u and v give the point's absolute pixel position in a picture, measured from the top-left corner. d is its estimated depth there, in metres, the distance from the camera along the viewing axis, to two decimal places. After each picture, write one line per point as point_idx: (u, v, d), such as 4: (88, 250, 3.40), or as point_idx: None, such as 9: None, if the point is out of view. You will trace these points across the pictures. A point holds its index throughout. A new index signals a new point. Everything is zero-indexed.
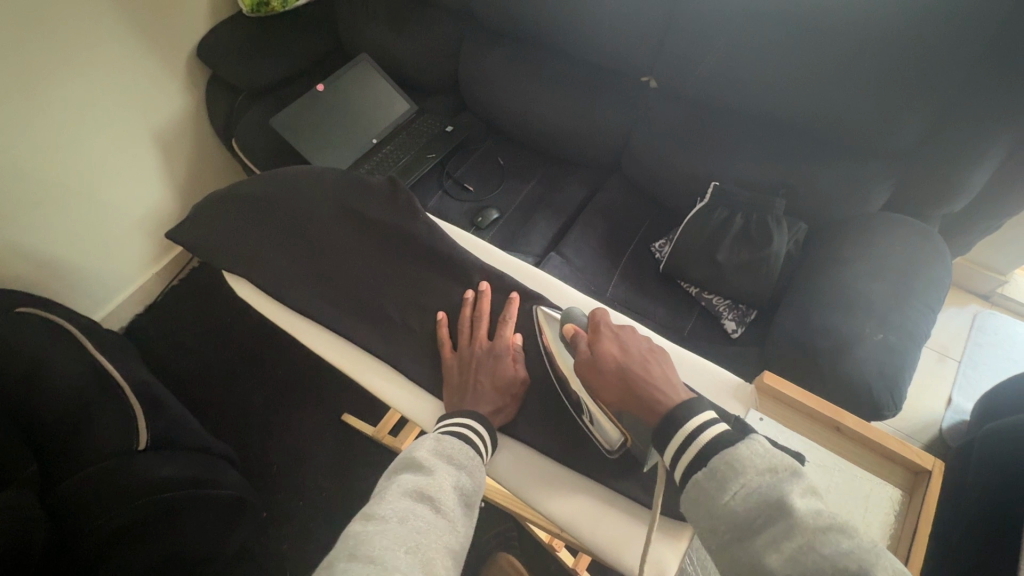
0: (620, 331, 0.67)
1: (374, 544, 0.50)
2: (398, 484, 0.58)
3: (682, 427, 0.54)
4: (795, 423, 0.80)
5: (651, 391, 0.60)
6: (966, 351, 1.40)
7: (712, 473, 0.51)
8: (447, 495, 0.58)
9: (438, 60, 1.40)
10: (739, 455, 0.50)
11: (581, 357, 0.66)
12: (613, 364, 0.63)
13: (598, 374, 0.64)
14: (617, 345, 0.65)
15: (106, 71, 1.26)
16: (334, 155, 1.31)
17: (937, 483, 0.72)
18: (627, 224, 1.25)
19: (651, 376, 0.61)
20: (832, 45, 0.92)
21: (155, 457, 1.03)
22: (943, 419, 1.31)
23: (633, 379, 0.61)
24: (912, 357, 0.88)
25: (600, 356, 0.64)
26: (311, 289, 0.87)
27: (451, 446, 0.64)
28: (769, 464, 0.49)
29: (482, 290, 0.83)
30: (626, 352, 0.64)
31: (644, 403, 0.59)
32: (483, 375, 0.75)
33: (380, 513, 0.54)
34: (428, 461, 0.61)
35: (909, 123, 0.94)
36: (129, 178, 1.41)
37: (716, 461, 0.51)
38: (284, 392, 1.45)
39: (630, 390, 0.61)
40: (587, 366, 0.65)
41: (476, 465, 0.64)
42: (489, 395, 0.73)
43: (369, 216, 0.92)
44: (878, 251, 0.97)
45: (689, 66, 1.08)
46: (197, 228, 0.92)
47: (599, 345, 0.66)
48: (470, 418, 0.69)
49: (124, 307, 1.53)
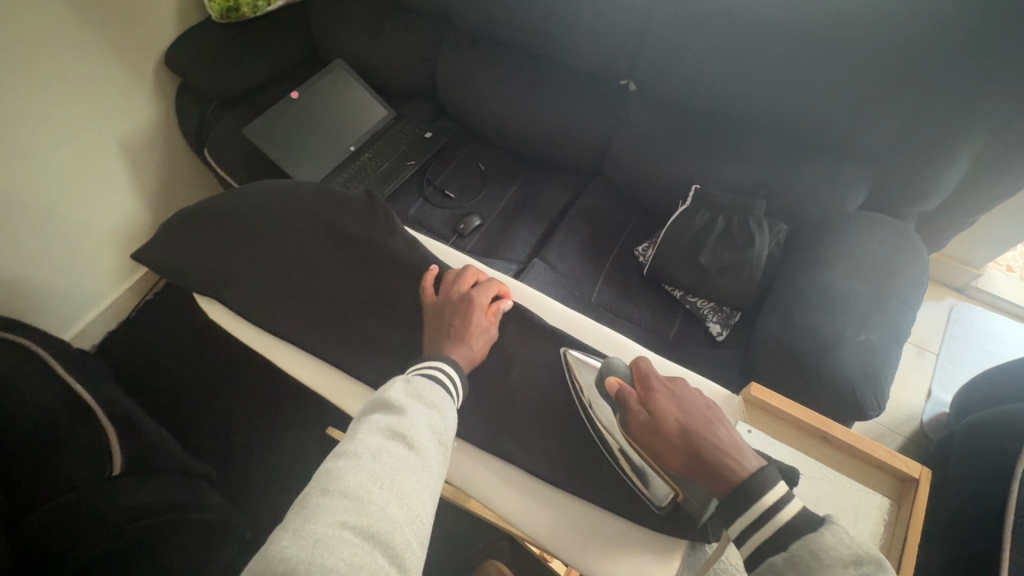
0: (671, 387, 0.67)
1: (347, 479, 0.52)
2: (369, 424, 0.58)
3: (758, 502, 0.54)
4: (783, 435, 0.81)
5: (720, 456, 0.59)
6: (943, 344, 1.42)
7: (792, 561, 0.51)
8: (419, 432, 0.59)
9: (415, 65, 1.38)
10: (821, 542, 0.50)
11: (640, 420, 0.64)
12: (675, 426, 0.62)
13: (661, 436, 0.62)
14: (674, 403, 0.65)
15: (69, 80, 1.22)
16: (311, 164, 1.28)
17: (924, 492, 0.73)
18: (610, 228, 1.24)
19: (716, 437, 0.60)
20: (807, 46, 0.93)
21: (133, 483, 1.00)
22: (923, 412, 1.33)
23: (700, 442, 0.60)
24: (894, 357, 0.88)
25: (661, 417, 0.63)
26: (288, 309, 0.85)
27: (422, 388, 0.64)
28: (853, 554, 0.49)
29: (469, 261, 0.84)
30: (685, 411, 0.63)
31: (715, 471, 0.58)
32: (458, 322, 0.76)
33: (351, 449, 0.55)
34: (400, 401, 0.61)
35: (885, 124, 0.95)
36: (98, 192, 1.36)
37: (797, 547, 0.51)
38: (268, 407, 1.42)
39: (697, 456, 0.60)
40: (647, 429, 0.63)
41: (447, 405, 0.65)
42: (462, 339, 0.75)
43: (346, 233, 0.90)
44: (859, 251, 0.98)
45: (666, 69, 1.08)
46: (168, 250, 0.89)
47: (657, 405, 0.64)
48: (445, 362, 0.70)
49: (96, 324, 1.48)
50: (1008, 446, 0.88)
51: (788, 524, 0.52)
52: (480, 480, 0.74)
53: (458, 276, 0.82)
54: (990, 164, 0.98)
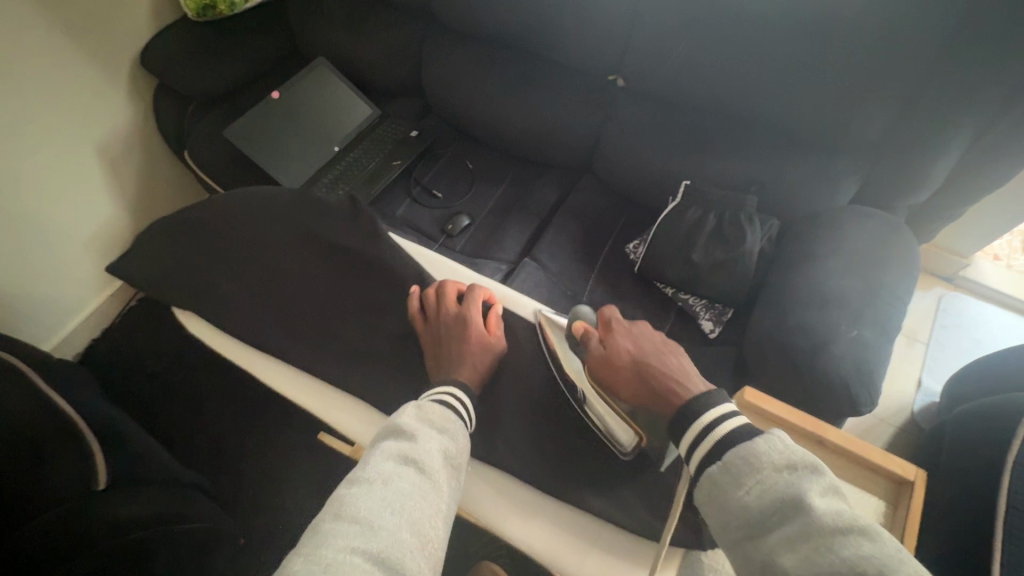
0: (629, 327, 0.73)
1: (359, 506, 0.51)
2: (381, 449, 0.58)
3: (697, 421, 0.57)
4: None
5: (665, 382, 0.64)
6: (933, 334, 1.43)
7: (727, 469, 0.53)
8: (430, 456, 0.58)
9: (399, 62, 1.35)
10: (754, 450, 0.52)
11: (596, 356, 0.70)
12: (628, 360, 0.68)
13: (613, 369, 0.68)
14: (629, 341, 0.71)
15: (41, 84, 1.18)
16: (295, 167, 1.25)
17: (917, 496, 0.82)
18: (601, 226, 1.23)
19: (666, 369, 0.66)
20: (797, 38, 0.91)
21: (120, 494, 0.97)
22: (914, 402, 1.34)
23: (648, 372, 0.66)
24: (886, 352, 0.88)
25: (614, 351, 0.69)
26: (273, 320, 0.83)
27: (434, 412, 0.63)
28: (786, 460, 0.51)
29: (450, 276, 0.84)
30: (639, 347, 0.69)
31: (659, 395, 0.64)
32: (459, 341, 0.75)
33: (363, 475, 0.54)
34: (411, 426, 0.61)
35: (876, 117, 0.94)
36: (75, 198, 1.32)
37: (731, 455, 0.53)
38: (257, 413, 1.40)
39: (646, 383, 0.66)
40: (602, 363, 0.69)
41: (459, 430, 0.63)
42: (467, 360, 0.73)
43: (330, 240, 0.88)
44: (850, 246, 0.98)
45: (655, 65, 1.06)
46: (148, 261, 0.87)
47: (613, 341, 0.71)
48: (454, 386, 0.68)
49: (79, 333, 1.45)
50: (996, 435, 0.88)
51: (727, 434, 0.55)
52: (471, 490, 0.73)
53: (440, 294, 0.80)
54: (979, 156, 0.98)
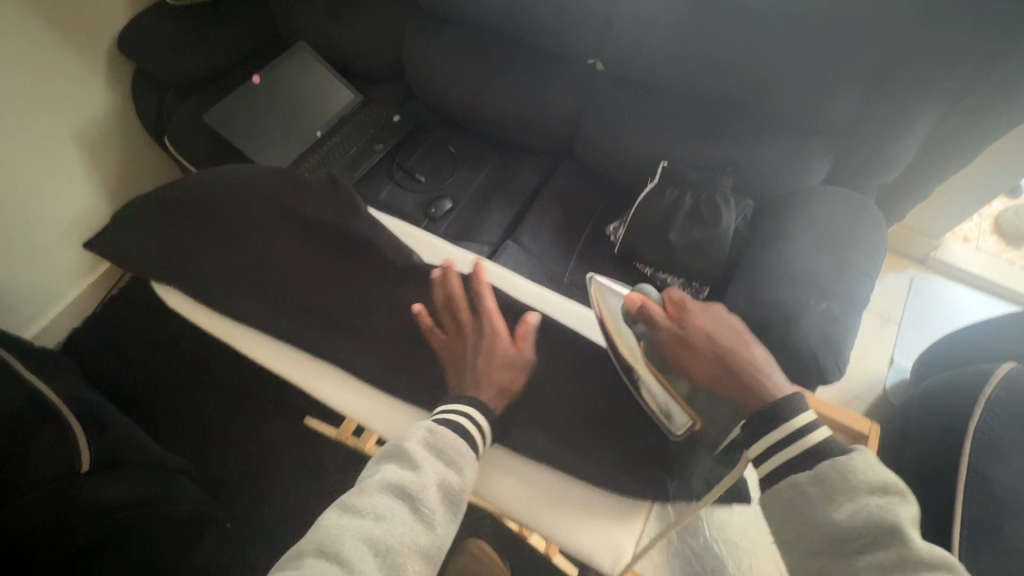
0: (705, 309, 0.69)
1: (344, 541, 0.55)
2: (381, 477, 0.62)
3: (789, 423, 0.55)
4: None
5: (750, 370, 0.61)
6: (905, 313, 1.48)
7: (815, 477, 0.53)
8: (427, 494, 0.60)
9: (381, 47, 1.35)
10: (851, 465, 0.52)
11: (669, 336, 0.67)
12: (706, 342, 0.65)
13: (692, 350, 0.65)
14: (708, 323, 0.67)
15: (16, 68, 1.16)
16: (278, 151, 1.25)
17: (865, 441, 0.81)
18: (581, 208, 1.25)
19: (750, 356, 0.63)
20: (768, 21, 0.93)
21: (104, 476, 0.97)
22: (887, 378, 1.38)
23: (733, 357, 0.63)
24: (853, 324, 0.91)
25: (694, 334, 0.66)
26: (254, 298, 0.85)
27: (445, 442, 0.65)
28: (881, 482, 0.51)
29: (447, 265, 0.83)
30: (718, 332, 0.66)
31: (742, 382, 0.61)
32: (483, 356, 0.76)
33: (357, 508, 0.58)
34: (416, 454, 0.63)
35: (845, 99, 0.97)
36: (54, 185, 1.31)
37: (824, 466, 0.53)
38: (242, 398, 1.41)
39: (727, 367, 0.62)
40: (674, 341, 0.66)
41: (468, 461, 0.65)
42: (493, 377, 0.75)
43: (309, 218, 0.89)
44: (819, 223, 1.01)
45: (633, 48, 1.08)
46: (128, 239, 0.88)
47: (692, 324, 0.67)
48: (467, 405, 0.69)
49: (60, 321, 1.43)
50: (957, 404, 0.92)
51: (818, 442, 0.54)
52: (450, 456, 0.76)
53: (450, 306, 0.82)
54: (943, 136, 1.01)
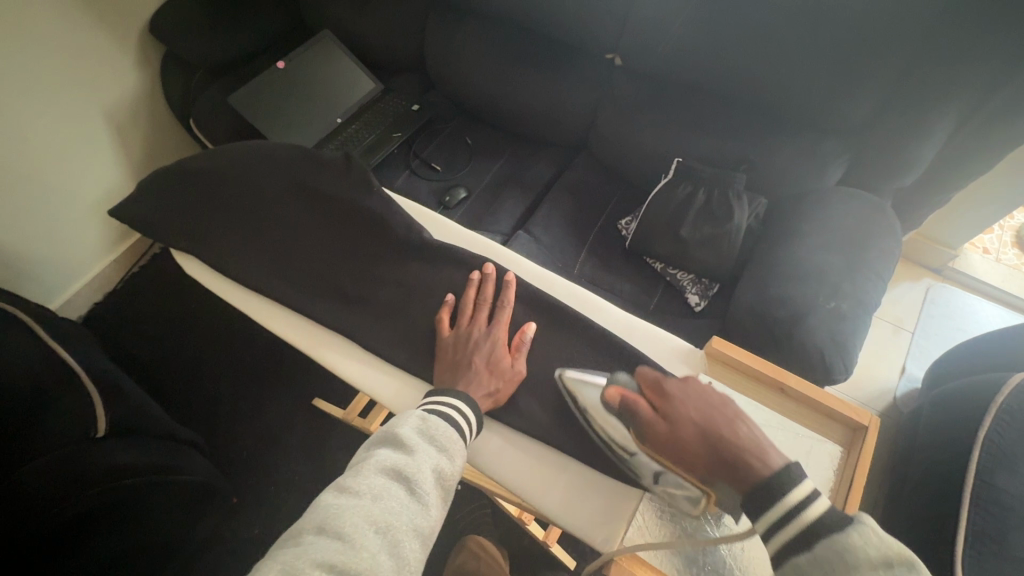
0: (684, 384, 0.61)
1: (344, 520, 0.54)
2: (376, 460, 0.61)
3: (781, 502, 0.50)
4: (744, 388, 0.77)
5: (740, 455, 0.53)
6: (919, 323, 1.46)
7: (816, 560, 0.47)
8: (423, 476, 0.61)
9: (402, 37, 1.38)
10: (848, 542, 0.46)
11: (653, 429, 0.60)
12: (695, 431, 0.57)
13: (676, 441, 0.57)
14: (689, 405, 0.59)
15: (49, 44, 1.20)
16: (298, 134, 1.28)
17: (871, 440, 0.70)
18: (594, 202, 1.25)
19: (736, 436, 0.55)
20: (787, 18, 0.93)
21: (115, 442, 1.00)
22: (897, 388, 1.37)
23: (718, 444, 0.55)
24: (861, 325, 0.91)
25: (675, 423, 0.58)
26: (271, 269, 0.87)
27: (437, 428, 0.66)
28: (885, 557, 0.45)
29: (487, 270, 0.83)
30: (701, 412, 0.58)
31: (740, 472, 0.53)
32: (477, 357, 0.77)
33: (354, 487, 0.58)
34: (410, 439, 0.64)
35: (864, 99, 0.96)
36: (82, 162, 1.35)
37: (821, 548, 0.47)
38: (252, 375, 1.43)
39: (724, 457, 0.54)
40: (665, 441, 0.58)
41: (459, 449, 0.66)
42: (481, 381, 0.75)
43: (324, 193, 0.91)
44: (832, 223, 1.00)
45: (650, 44, 1.09)
46: (151, 208, 0.91)
47: (671, 411, 0.59)
48: (457, 398, 0.71)
49: (83, 294, 1.48)
50: (967, 411, 0.91)
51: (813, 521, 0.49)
52: None
53: (473, 311, 0.82)
54: (964, 138, 1.00)
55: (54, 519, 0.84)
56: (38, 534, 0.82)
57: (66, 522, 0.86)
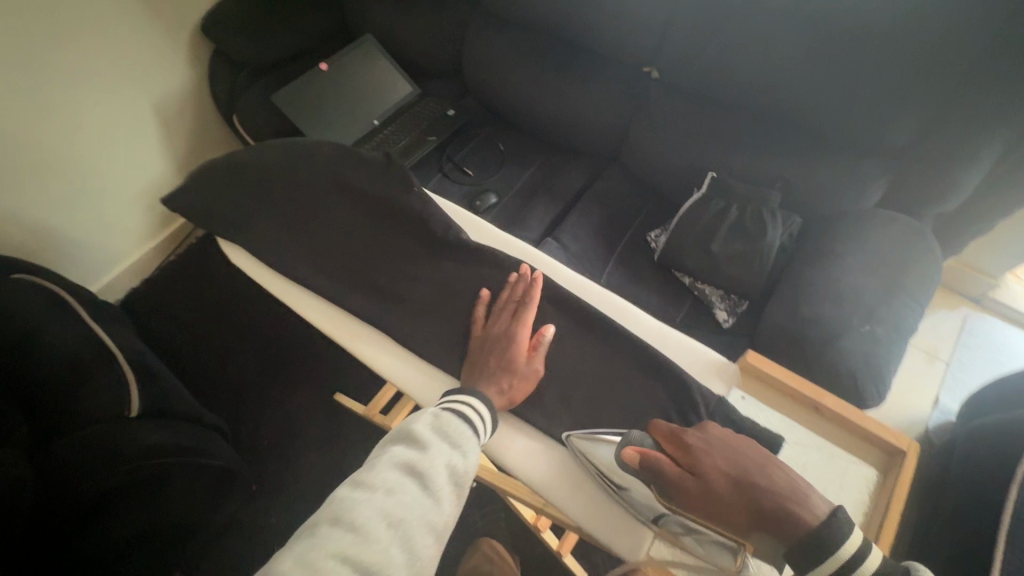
0: (705, 438, 0.62)
1: (358, 513, 0.56)
2: (390, 456, 0.62)
3: (837, 553, 0.49)
4: (777, 404, 0.78)
5: (781, 505, 0.54)
6: (954, 353, 1.41)
7: None
8: (436, 472, 0.61)
9: (441, 43, 1.40)
10: None
11: (683, 486, 0.58)
12: (726, 482, 0.57)
13: (710, 495, 0.56)
14: (717, 456, 0.60)
15: (109, 39, 1.26)
16: (337, 133, 1.32)
17: (910, 466, 0.68)
18: (625, 213, 1.25)
19: (774, 485, 0.56)
20: (830, 37, 0.93)
21: (148, 423, 1.03)
22: (929, 419, 1.32)
23: (755, 494, 0.55)
24: (897, 349, 0.89)
25: (708, 475, 0.58)
26: (309, 261, 0.89)
27: (450, 424, 0.66)
28: None
29: (522, 272, 0.83)
30: (731, 464, 0.59)
31: (782, 521, 0.53)
32: (491, 355, 0.78)
33: (368, 481, 0.59)
34: (424, 435, 0.64)
35: (907, 122, 0.94)
36: (130, 151, 1.41)
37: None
38: (278, 366, 1.46)
39: (762, 508, 0.55)
40: (697, 494, 0.57)
41: (473, 445, 0.66)
42: (495, 378, 0.76)
43: (364, 190, 0.94)
44: (870, 244, 0.98)
45: (688, 59, 1.09)
46: (198, 197, 0.94)
47: (700, 464, 0.59)
48: (472, 393, 0.72)
49: (122, 278, 1.53)
50: (1006, 445, 0.88)
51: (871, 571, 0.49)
52: None
53: (502, 310, 0.82)
54: (1011, 165, 0.97)
55: (78, 499, 0.87)
56: (59, 514, 0.85)
57: (87, 505, 0.88)
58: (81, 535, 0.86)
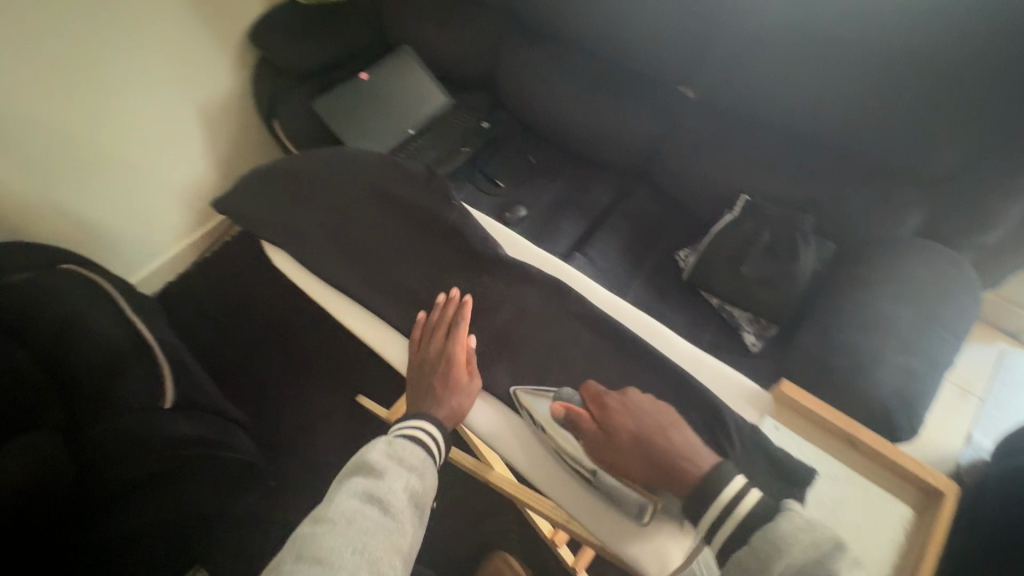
0: (622, 402, 0.74)
1: (321, 546, 0.58)
2: (349, 488, 0.65)
3: (720, 497, 0.60)
4: (812, 437, 0.76)
5: (674, 459, 0.66)
6: (989, 389, 1.37)
7: (753, 551, 0.56)
8: (393, 495, 0.64)
9: (478, 55, 1.42)
10: (777, 531, 0.56)
11: (596, 440, 0.72)
12: (633, 441, 0.69)
13: (618, 450, 0.70)
14: (628, 418, 0.72)
15: (161, 44, 1.32)
16: (373, 141, 1.35)
17: (948, 511, 0.65)
18: (653, 231, 1.25)
19: (671, 444, 0.67)
20: (870, 65, 0.92)
21: (177, 415, 1.05)
22: (960, 456, 1.28)
23: (655, 450, 0.68)
24: (932, 383, 0.87)
25: (618, 434, 0.70)
26: (345, 267, 0.92)
27: (403, 449, 0.70)
28: (812, 538, 0.54)
29: (451, 293, 0.86)
30: (640, 425, 0.70)
31: (675, 474, 0.65)
32: (435, 379, 0.79)
33: (328, 515, 0.61)
34: (379, 464, 0.68)
35: (947, 152, 0.93)
36: (173, 150, 1.46)
37: (757, 539, 0.56)
38: (302, 364, 1.49)
39: (655, 460, 0.67)
40: (607, 448, 0.70)
41: (427, 466, 0.70)
42: (442, 401, 0.78)
43: (403, 200, 0.96)
44: (906, 275, 0.97)
45: (723, 80, 1.10)
46: (244, 200, 0.98)
47: (613, 425, 0.72)
48: (425, 421, 0.74)
49: (159, 272, 1.59)
50: None
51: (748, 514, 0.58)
52: (510, 443, 0.79)
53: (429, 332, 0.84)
54: None
55: (104, 484, 0.92)
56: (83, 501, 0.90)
57: (114, 491, 0.93)
58: (104, 522, 0.91)
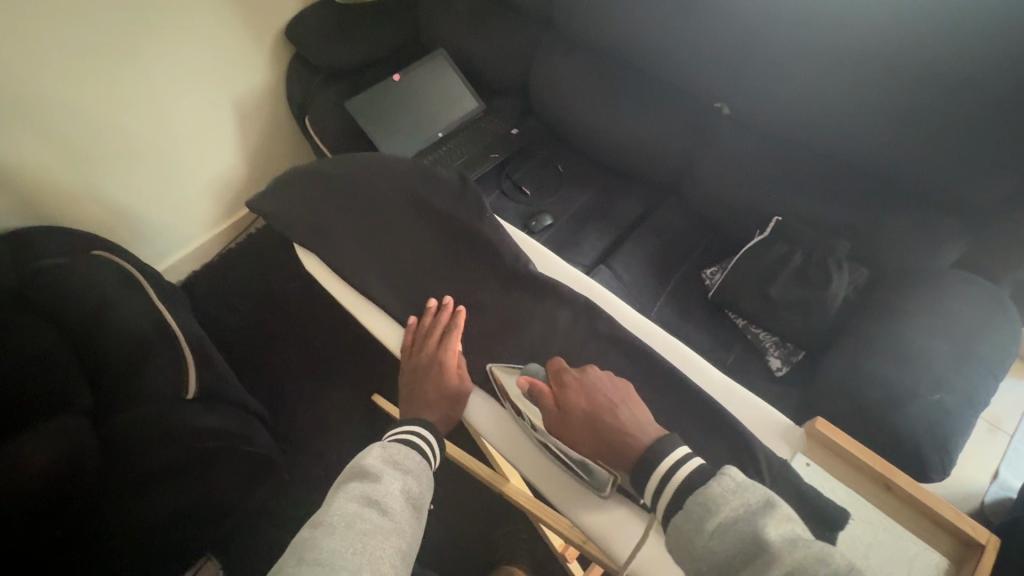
0: (578, 377, 0.73)
1: (321, 548, 0.56)
2: (346, 492, 0.64)
3: (658, 467, 0.60)
4: (845, 477, 0.75)
5: (621, 436, 0.66)
6: (1020, 426, 1.32)
7: (687, 513, 0.56)
8: (390, 496, 0.64)
9: (512, 61, 1.42)
10: (708, 489, 0.55)
11: (551, 415, 0.72)
12: (584, 416, 0.69)
13: (567, 425, 0.70)
14: (581, 395, 0.71)
15: (200, 40, 1.34)
16: (403, 143, 1.36)
17: (988, 560, 0.65)
18: (679, 247, 1.24)
19: (619, 420, 0.67)
20: (917, 91, 0.90)
21: (200, 407, 1.06)
22: (986, 494, 1.25)
23: (603, 426, 0.68)
24: (966, 423, 0.85)
25: (569, 410, 0.70)
26: (371, 271, 0.92)
27: (398, 453, 0.71)
28: (740, 496, 0.54)
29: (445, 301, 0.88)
30: (591, 401, 0.70)
31: (621, 450, 0.66)
32: (430, 386, 0.82)
33: (326, 519, 0.60)
34: (375, 468, 0.68)
35: (994, 185, 0.90)
36: (205, 143, 1.48)
37: (692, 501, 0.56)
38: (321, 361, 1.50)
39: (603, 437, 0.67)
40: (559, 423, 0.71)
41: (422, 469, 0.72)
42: (437, 407, 0.81)
43: (436, 209, 0.97)
44: (942, 307, 0.94)
45: (762, 99, 1.07)
46: (275, 199, 0.99)
47: (566, 399, 0.72)
48: (418, 425, 0.77)
49: (185, 261, 1.61)
50: None
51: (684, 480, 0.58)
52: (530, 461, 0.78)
53: (423, 338, 0.86)
54: None
55: (122, 476, 0.92)
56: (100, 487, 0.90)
57: (135, 479, 0.92)
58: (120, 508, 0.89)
